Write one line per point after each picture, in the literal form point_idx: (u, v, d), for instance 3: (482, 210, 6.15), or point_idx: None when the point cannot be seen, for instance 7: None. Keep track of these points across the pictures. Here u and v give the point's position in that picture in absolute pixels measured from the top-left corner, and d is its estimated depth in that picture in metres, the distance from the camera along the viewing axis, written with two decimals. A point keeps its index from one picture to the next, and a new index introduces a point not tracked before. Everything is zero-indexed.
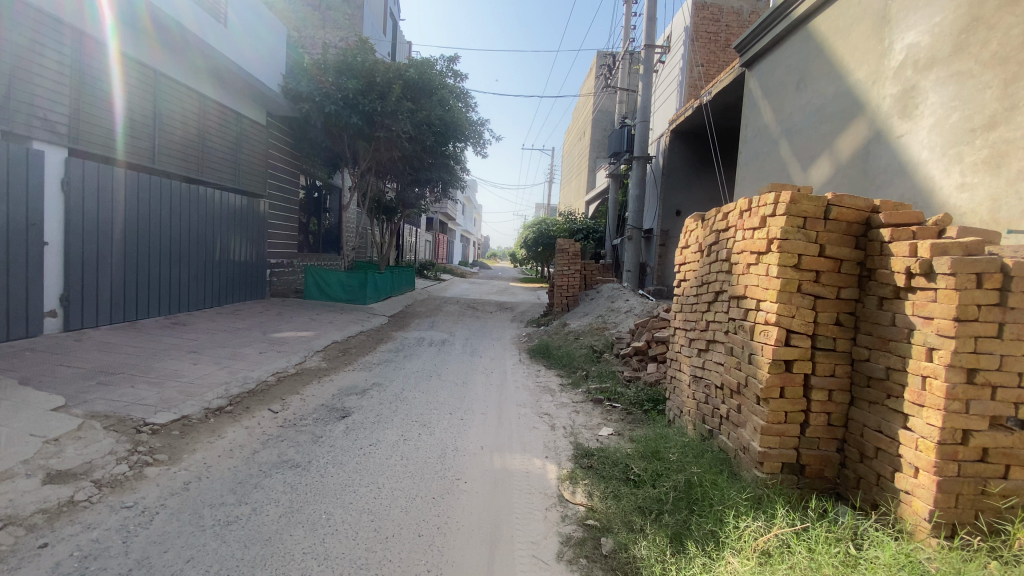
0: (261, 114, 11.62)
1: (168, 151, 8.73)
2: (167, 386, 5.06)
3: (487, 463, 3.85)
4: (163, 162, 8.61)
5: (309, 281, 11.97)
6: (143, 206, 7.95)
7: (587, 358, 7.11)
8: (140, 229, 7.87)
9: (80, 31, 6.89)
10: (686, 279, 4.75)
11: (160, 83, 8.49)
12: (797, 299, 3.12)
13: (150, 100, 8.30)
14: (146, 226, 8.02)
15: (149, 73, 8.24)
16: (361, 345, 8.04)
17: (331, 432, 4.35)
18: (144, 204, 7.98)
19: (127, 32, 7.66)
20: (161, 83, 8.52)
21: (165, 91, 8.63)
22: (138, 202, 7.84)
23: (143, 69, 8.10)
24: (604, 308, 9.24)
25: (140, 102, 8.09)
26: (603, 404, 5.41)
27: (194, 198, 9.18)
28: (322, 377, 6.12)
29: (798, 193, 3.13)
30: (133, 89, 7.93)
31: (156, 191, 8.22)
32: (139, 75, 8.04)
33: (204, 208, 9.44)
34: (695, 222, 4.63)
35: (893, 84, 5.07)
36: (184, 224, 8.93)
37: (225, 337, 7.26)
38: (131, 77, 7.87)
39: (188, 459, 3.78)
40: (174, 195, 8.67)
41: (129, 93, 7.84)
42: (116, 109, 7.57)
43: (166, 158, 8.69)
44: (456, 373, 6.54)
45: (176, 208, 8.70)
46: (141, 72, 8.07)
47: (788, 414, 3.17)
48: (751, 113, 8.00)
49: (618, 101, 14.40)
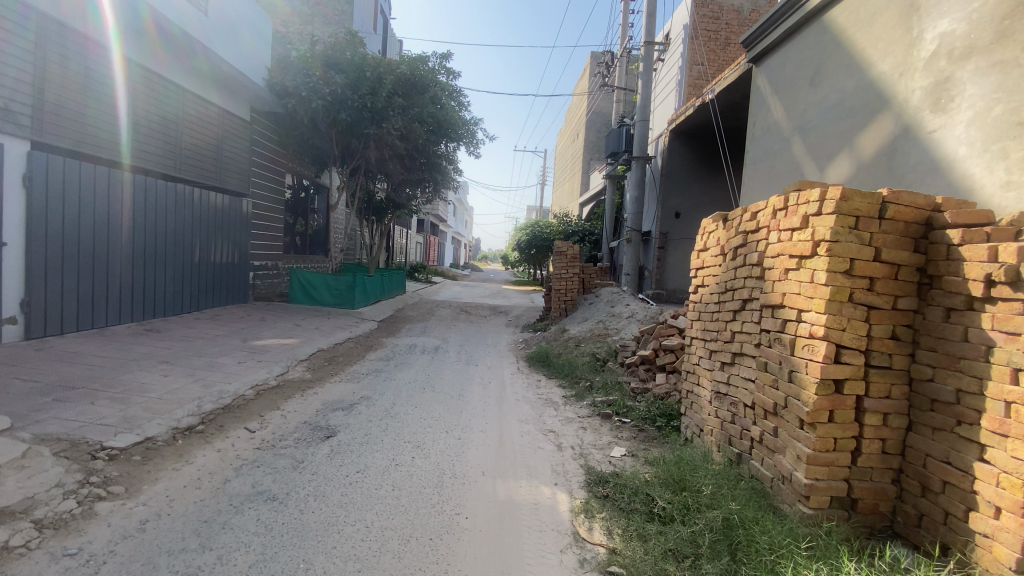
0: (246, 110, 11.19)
1: (169, 153, 8.83)
2: (133, 403, 4.57)
3: (490, 491, 3.43)
4: (164, 164, 8.73)
5: (295, 285, 11.46)
6: (140, 209, 7.92)
7: (589, 367, 6.70)
8: (143, 231, 7.98)
9: (84, 35, 7.00)
10: (704, 285, 4.34)
11: (164, 87, 8.72)
12: (848, 309, 2.72)
13: (154, 104, 8.50)
14: (145, 227, 8.04)
15: (153, 78, 8.45)
16: (348, 354, 7.58)
17: (313, 456, 3.90)
18: (146, 208, 8.06)
19: (131, 36, 7.83)
20: (165, 87, 8.74)
21: (168, 95, 8.82)
22: (137, 206, 7.87)
23: (148, 74, 8.30)
24: (605, 314, 8.84)
25: (144, 106, 8.26)
26: (612, 419, 4.99)
27: (175, 198, 8.76)
28: (306, 390, 5.66)
29: (849, 189, 2.73)
30: (139, 94, 8.13)
31: (157, 194, 8.28)
32: (144, 80, 8.23)
33: (186, 208, 9.04)
34: (714, 223, 4.22)
35: (923, 76, 4.74)
36: (166, 225, 8.54)
37: (201, 346, 6.75)
38: (135, 81, 8.04)
39: (148, 492, 3.30)
40: (162, 197, 8.43)
41: (134, 97, 8.04)
42: (121, 111, 7.75)
43: (164, 159, 8.72)
44: (451, 384, 6.11)
45: (165, 210, 8.50)
46: (146, 76, 8.26)
47: (838, 441, 2.77)
48: (758, 111, 7.67)
49: (616, 100, 14.01)
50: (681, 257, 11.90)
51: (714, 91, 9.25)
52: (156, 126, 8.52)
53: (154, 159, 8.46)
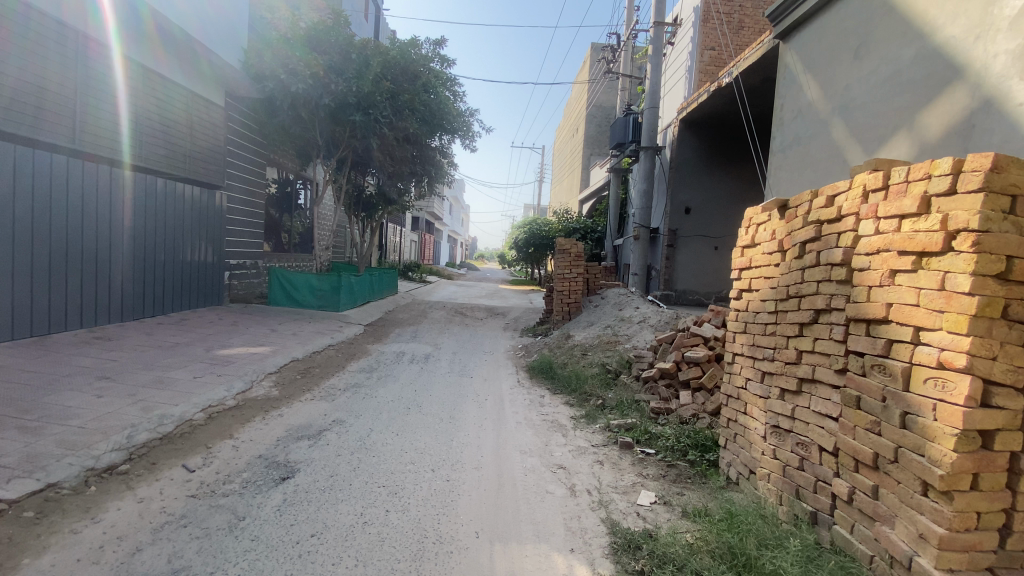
0: (217, 93, 10.00)
1: (170, 152, 8.65)
2: (46, 434, 3.70)
3: (486, 564, 2.59)
4: (167, 165, 8.60)
5: (274, 285, 10.57)
6: (138, 206, 7.90)
7: (600, 381, 5.86)
8: (136, 232, 7.84)
9: (83, 34, 6.93)
10: (750, 289, 3.50)
11: (166, 89, 8.62)
12: (1000, 330, 1.92)
13: (154, 104, 8.34)
14: (144, 232, 8.03)
15: (154, 78, 8.32)
16: (326, 364, 6.68)
17: (260, 509, 3.04)
18: (140, 207, 7.95)
19: (131, 37, 7.70)
20: (167, 89, 8.63)
21: (170, 94, 8.70)
22: (137, 206, 7.87)
23: (148, 75, 8.18)
24: (613, 318, 7.99)
25: (145, 106, 8.13)
26: (633, 450, 4.13)
27: (153, 193, 8.24)
28: (271, 412, 4.79)
29: (1004, 156, 1.93)
30: (140, 94, 8.02)
31: (151, 193, 8.18)
32: (145, 81, 8.13)
33: (179, 207, 8.85)
34: (767, 211, 3.37)
35: (1009, 37, 3.93)
36: (154, 222, 8.26)
37: (154, 358, 5.86)
38: (136, 82, 7.96)
39: (29, 569, 2.43)
40: (157, 195, 8.33)
41: (136, 97, 7.94)
42: (121, 110, 7.63)
43: (165, 158, 8.54)
44: (441, 402, 5.26)
45: (161, 211, 8.41)
46: (147, 76, 8.15)
47: (982, 516, 1.96)
48: (787, 91, 6.82)
49: (620, 88, 13.10)
50: (691, 256, 11.06)
51: (734, 74, 8.42)
52: (157, 125, 8.37)
53: (153, 158, 8.28)
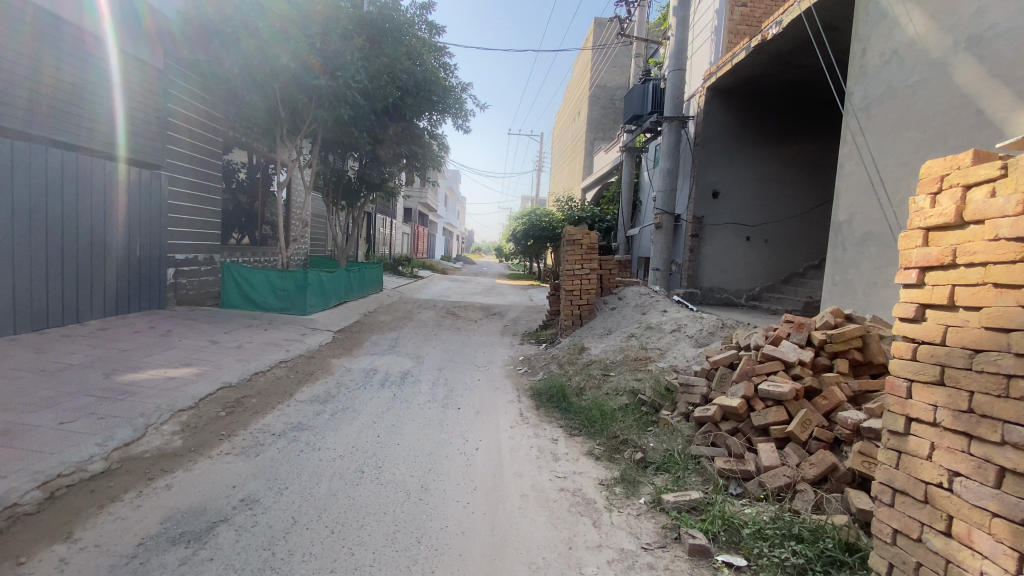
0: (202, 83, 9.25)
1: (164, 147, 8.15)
2: None
3: None
4: (161, 159, 8.09)
5: (228, 283, 8.90)
6: (131, 203, 7.52)
7: (635, 422, 4.27)
8: (128, 231, 7.49)
9: (79, 30, 6.55)
10: (953, 307, 1.93)
11: (161, 82, 8.10)
12: None
13: (151, 100, 7.84)
14: (138, 233, 7.72)
15: (150, 73, 7.81)
16: (271, 391, 5.12)
17: None
18: (134, 205, 7.59)
19: (127, 31, 7.25)
20: (160, 82, 8.07)
21: (164, 88, 8.16)
22: (133, 209, 7.59)
23: (145, 69, 7.68)
24: (637, 325, 6.42)
25: (141, 102, 7.63)
26: (715, 563, 2.53)
27: (144, 187, 7.80)
28: (154, 482, 3.20)
29: None
30: (137, 91, 7.54)
31: (144, 189, 7.77)
32: (142, 76, 7.65)
33: (162, 204, 8.20)
34: (1005, 160, 1.79)
35: None
36: (139, 218, 7.72)
37: (20, 390, 4.23)
38: (133, 77, 7.49)
39: None
40: (147, 194, 7.86)
41: (132, 94, 7.46)
42: (116, 109, 7.19)
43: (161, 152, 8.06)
44: (415, 456, 3.71)
45: (148, 208, 7.90)
46: (145, 72, 7.69)
47: None
48: (871, 31, 5.14)
49: (636, 53, 11.43)
50: (720, 248, 9.51)
51: (783, 22, 6.80)
52: (154, 121, 7.89)
53: (149, 155, 7.82)
